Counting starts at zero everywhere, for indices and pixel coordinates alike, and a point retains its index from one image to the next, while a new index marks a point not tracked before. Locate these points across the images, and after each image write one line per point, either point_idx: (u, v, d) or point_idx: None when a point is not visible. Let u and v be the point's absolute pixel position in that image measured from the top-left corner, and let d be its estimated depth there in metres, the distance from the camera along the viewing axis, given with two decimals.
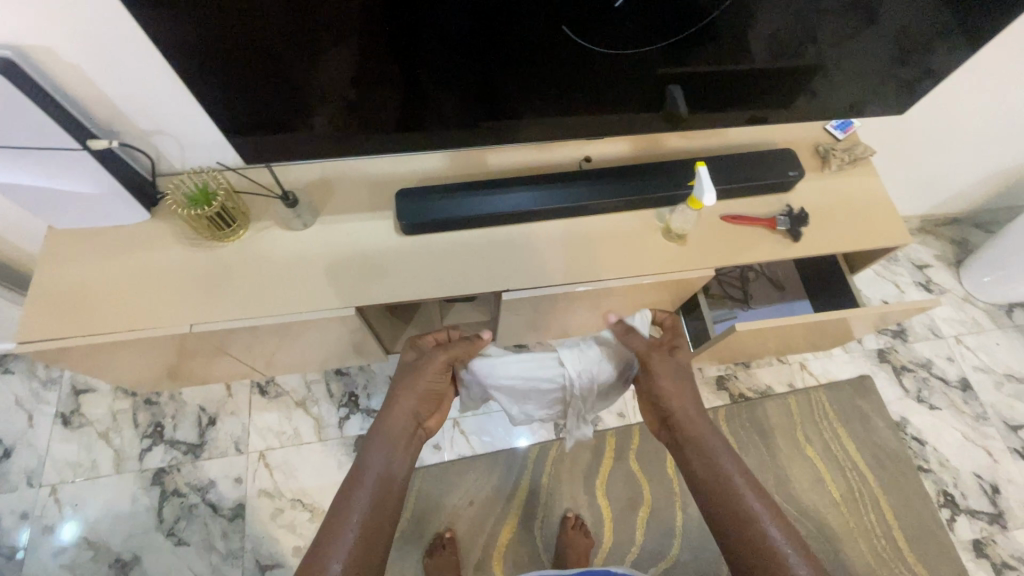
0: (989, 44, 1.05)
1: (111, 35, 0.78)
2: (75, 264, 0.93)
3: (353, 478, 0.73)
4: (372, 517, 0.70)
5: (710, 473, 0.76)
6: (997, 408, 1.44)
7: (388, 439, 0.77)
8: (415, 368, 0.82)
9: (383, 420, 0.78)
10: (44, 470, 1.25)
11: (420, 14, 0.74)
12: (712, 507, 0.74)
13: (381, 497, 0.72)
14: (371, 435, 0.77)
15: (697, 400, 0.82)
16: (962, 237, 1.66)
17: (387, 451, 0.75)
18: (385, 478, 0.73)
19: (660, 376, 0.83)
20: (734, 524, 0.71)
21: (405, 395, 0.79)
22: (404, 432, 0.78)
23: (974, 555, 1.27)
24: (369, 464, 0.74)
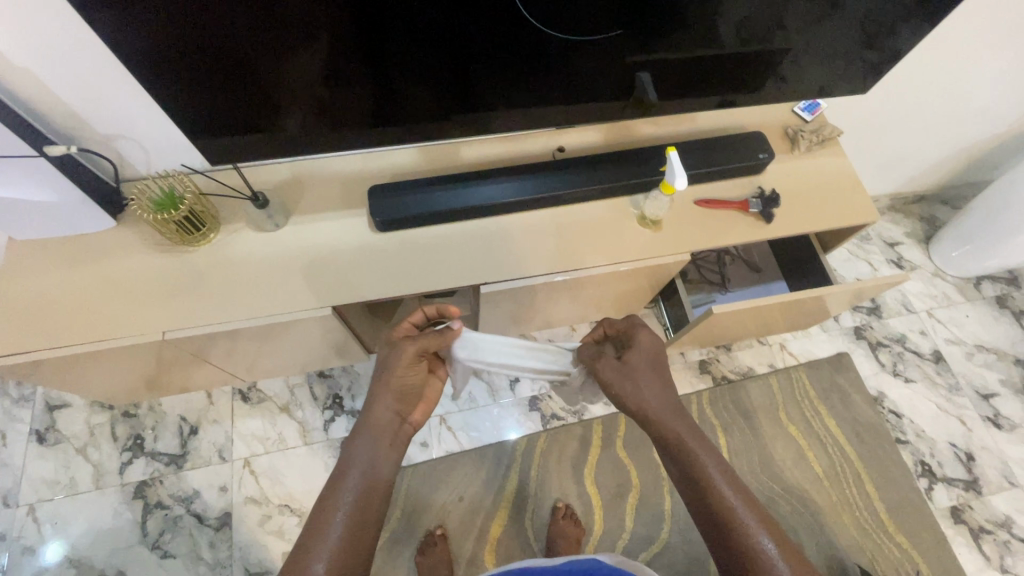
0: (947, 21, 1.07)
1: (65, 37, 0.76)
2: (40, 276, 0.91)
3: (338, 477, 0.70)
4: (358, 517, 0.67)
5: (686, 471, 0.72)
6: (968, 378, 1.48)
7: (372, 435, 0.74)
8: (387, 360, 0.78)
9: (365, 415, 0.76)
10: (20, 489, 1.21)
11: (388, 10, 0.73)
12: (693, 504, 0.71)
13: (365, 495, 0.69)
14: (354, 432, 0.75)
15: (664, 393, 0.77)
16: (930, 214, 1.70)
17: (371, 447, 0.73)
18: (371, 474, 0.71)
19: (618, 385, 0.78)
20: (714, 523, 0.68)
21: (383, 388, 0.77)
22: (388, 427, 0.75)
23: (952, 521, 1.31)
24: (353, 460, 0.71)
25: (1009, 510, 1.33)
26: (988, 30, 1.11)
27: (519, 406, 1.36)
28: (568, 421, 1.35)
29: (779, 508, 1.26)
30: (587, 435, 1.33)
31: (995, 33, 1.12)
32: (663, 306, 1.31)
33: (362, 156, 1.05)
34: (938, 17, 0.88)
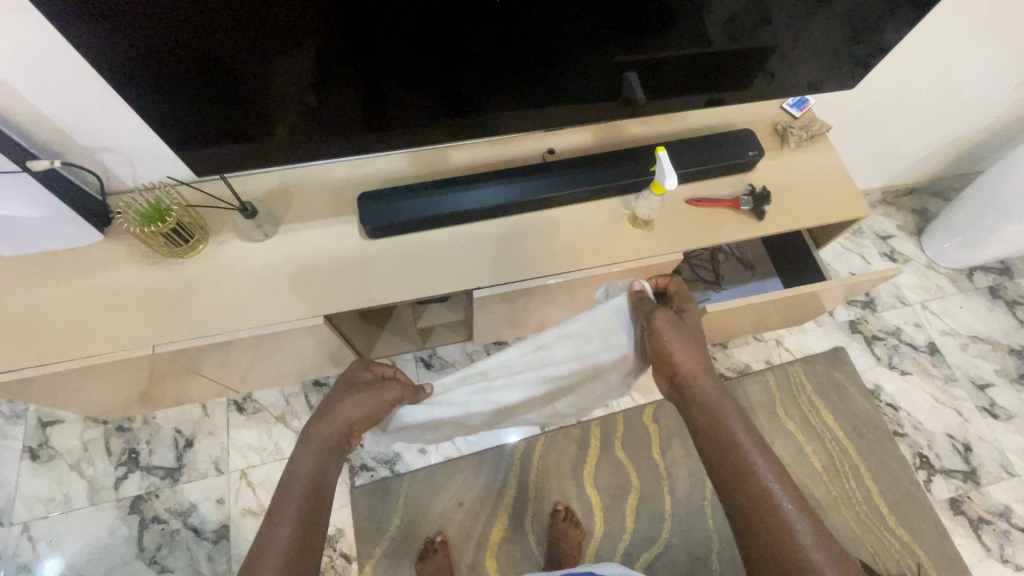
0: (931, 14, 1.07)
1: (45, 50, 0.75)
2: (27, 291, 0.90)
3: (287, 487, 0.72)
4: (308, 516, 0.70)
5: (714, 425, 0.76)
6: (963, 369, 1.48)
7: (324, 446, 0.77)
8: (372, 389, 0.84)
9: (320, 426, 0.79)
10: (14, 508, 1.20)
11: (373, 16, 0.73)
12: (709, 452, 0.75)
13: (314, 496, 0.72)
14: (306, 442, 0.78)
15: (702, 355, 0.83)
16: (920, 205, 1.71)
17: (322, 457, 0.76)
18: (319, 482, 0.74)
19: (670, 337, 0.82)
20: (732, 474, 0.71)
21: (351, 408, 0.81)
22: (338, 441, 0.79)
23: (952, 512, 1.31)
24: (305, 465, 0.75)
25: (1009, 499, 1.33)
26: (972, 22, 1.12)
27: None
28: (566, 423, 1.34)
29: None
30: (585, 436, 1.32)
31: (979, 26, 1.13)
32: None
33: (351, 163, 1.04)
34: (924, 10, 0.89)
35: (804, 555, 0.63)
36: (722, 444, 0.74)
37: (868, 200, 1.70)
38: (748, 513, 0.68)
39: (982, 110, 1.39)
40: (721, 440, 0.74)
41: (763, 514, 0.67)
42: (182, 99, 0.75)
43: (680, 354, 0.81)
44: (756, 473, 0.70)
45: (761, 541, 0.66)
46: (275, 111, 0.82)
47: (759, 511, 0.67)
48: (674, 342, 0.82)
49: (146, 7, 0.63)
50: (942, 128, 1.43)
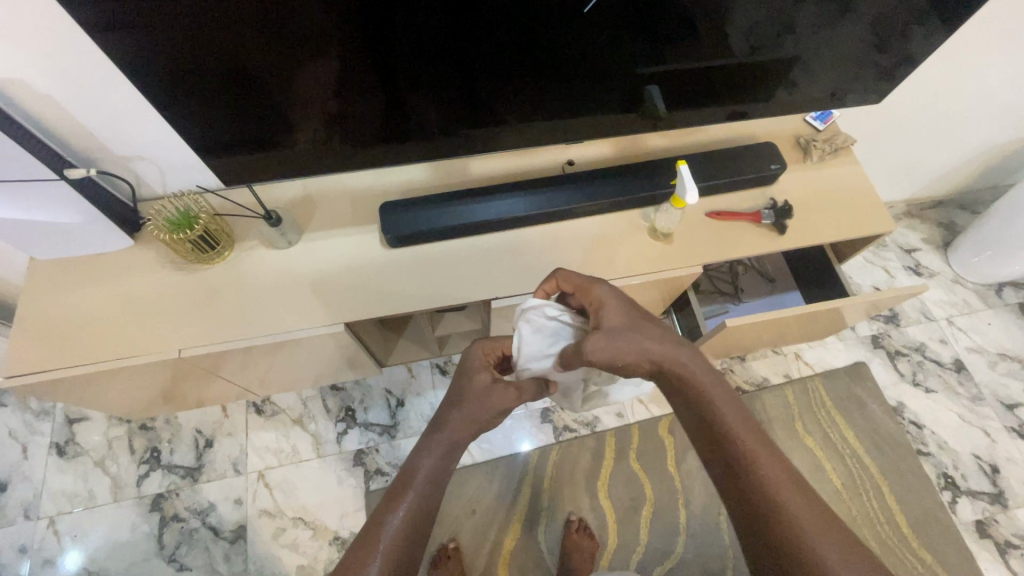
0: (960, 25, 1.05)
1: (85, 62, 0.78)
2: (60, 294, 0.93)
3: (406, 476, 0.69)
4: (418, 522, 0.66)
5: (704, 422, 0.69)
6: (991, 387, 1.44)
7: (445, 449, 0.71)
8: (487, 395, 0.74)
9: (445, 428, 0.72)
10: (40, 502, 1.23)
11: (395, 28, 0.74)
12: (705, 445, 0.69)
13: (428, 500, 0.68)
14: (430, 438, 0.72)
15: (671, 344, 0.70)
16: (947, 219, 1.68)
17: (444, 458, 0.71)
18: (435, 481, 0.69)
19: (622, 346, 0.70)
20: (729, 470, 0.66)
21: (468, 416, 0.72)
22: (463, 440, 0.72)
23: (977, 535, 1.27)
24: (426, 464, 0.69)
25: None
26: (1004, 33, 1.09)
27: (532, 418, 1.36)
28: (581, 433, 1.34)
29: None
30: (599, 447, 1.32)
31: (1010, 38, 1.11)
32: (675, 317, 1.30)
33: (372, 172, 1.06)
34: (951, 19, 0.87)
35: (815, 557, 0.58)
36: (719, 441, 0.67)
37: (892, 213, 1.67)
38: (750, 516, 0.63)
39: (1013, 122, 1.35)
40: (713, 438, 0.68)
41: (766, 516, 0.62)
42: (213, 107, 0.77)
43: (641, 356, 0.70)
44: (755, 469, 0.64)
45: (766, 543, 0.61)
46: (301, 122, 0.84)
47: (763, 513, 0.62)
48: (622, 353, 0.70)
49: (176, 15, 0.64)
50: (971, 140, 1.40)
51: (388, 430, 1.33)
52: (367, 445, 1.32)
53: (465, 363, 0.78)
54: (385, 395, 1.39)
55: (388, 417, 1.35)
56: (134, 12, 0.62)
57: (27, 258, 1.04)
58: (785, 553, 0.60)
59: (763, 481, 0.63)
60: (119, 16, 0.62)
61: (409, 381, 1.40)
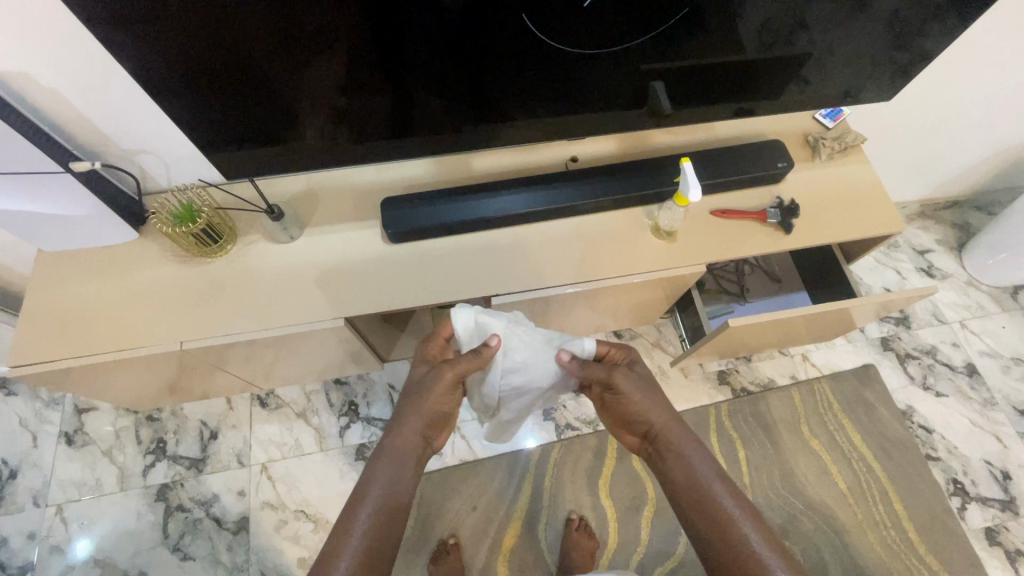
0: (977, 21, 1.03)
1: (89, 57, 0.78)
2: (68, 285, 0.94)
3: (362, 493, 0.74)
4: (382, 526, 0.72)
5: (689, 479, 0.76)
6: (1004, 392, 1.42)
7: (398, 455, 0.77)
8: (423, 381, 0.80)
9: (393, 437, 0.79)
10: (49, 491, 1.25)
11: (399, 23, 0.74)
12: (689, 503, 0.75)
13: (389, 507, 0.74)
14: (381, 450, 0.78)
15: (668, 409, 0.81)
16: (961, 219, 1.64)
17: (396, 467, 0.77)
18: (392, 494, 0.75)
19: (635, 396, 0.80)
20: (712, 524, 0.72)
21: (412, 418, 0.79)
22: (412, 447, 0.78)
23: (986, 543, 1.25)
24: (379, 478, 0.76)
25: None
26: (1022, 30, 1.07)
27: (533, 415, 1.35)
28: (583, 432, 1.33)
29: (801, 525, 1.23)
30: (601, 446, 1.31)
31: None
32: (680, 317, 1.30)
33: (375, 167, 1.06)
34: (969, 16, 0.85)
35: None
36: (701, 499, 0.74)
37: (905, 213, 1.64)
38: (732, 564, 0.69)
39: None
40: (698, 493, 0.75)
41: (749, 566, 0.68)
42: (216, 101, 0.77)
43: (649, 411, 0.80)
44: (732, 523, 0.72)
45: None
46: (302, 118, 0.84)
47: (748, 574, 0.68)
48: (638, 399, 0.80)
49: (182, 8, 0.64)
50: (985, 139, 1.37)
51: None
52: (369, 440, 1.33)
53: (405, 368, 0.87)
54: (388, 391, 1.39)
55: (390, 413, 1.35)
56: (137, 6, 0.62)
57: (34, 248, 1.05)
58: None
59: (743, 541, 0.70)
60: (124, 9, 0.62)
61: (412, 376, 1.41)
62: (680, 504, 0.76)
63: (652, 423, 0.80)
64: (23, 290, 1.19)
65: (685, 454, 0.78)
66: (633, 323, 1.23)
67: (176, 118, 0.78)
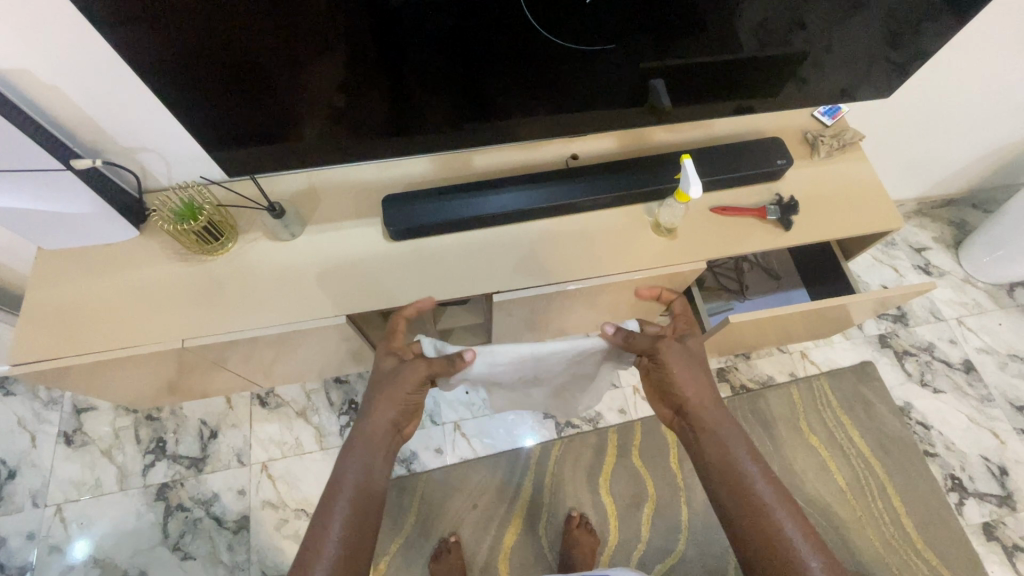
0: (973, 19, 1.04)
1: (88, 55, 0.78)
2: (67, 283, 0.94)
3: (335, 487, 0.72)
4: (357, 520, 0.70)
5: (724, 459, 0.74)
6: (1001, 389, 1.43)
7: (367, 444, 0.75)
8: (394, 375, 0.78)
9: (360, 426, 0.76)
10: (48, 491, 1.25)
11: (400, 20, 0.74)
12: (721, 484, 0.73)
13: (364, 497, 0.71)
14: (351, 442, 0.76)
15: (707, 385, 0.80)
16: (957, 218, 1.65)
17: (367, 457, 0.74)
18: (365, 485, 0.72)
19: (678, 369, 0.79)
20: (745, 505, 0.70)
21: (383, 408, 0.77)
22: (383, 436, 0.76)
23: (984, 538, 1.26)
24: (350, 470, 0.73)
25: None
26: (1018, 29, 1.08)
27: (534, 413, 1.36)
28: (583, 429, 1.34)
29: None
30: (602, 443, 1.31)
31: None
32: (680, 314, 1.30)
33: (376, 165, 1.06)
34: (966, 15, 0.86)
35: None
36: (735, 481, 0.72)
37: (902, 211, 1.65)
38: (763, 548, 0.67)
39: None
40: (731, 474, 0.73)
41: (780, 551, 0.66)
42: (216, 98, 0.77)
43: (689, 387, 0.79)
44: (763, 504, 0.69)
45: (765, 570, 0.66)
46: (303, 115, 0.84)
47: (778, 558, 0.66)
48: (681, 372, 0.79)
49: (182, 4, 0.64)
50: (981, 137, 1.38)
51: None
52: None
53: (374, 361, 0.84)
54: None
55: None
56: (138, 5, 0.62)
57: (34, 247, 1.05)
58: None
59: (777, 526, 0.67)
60: (125, 8, 0.62)
61: None
62: (712, 483, 0.74)
63: (688, 396, 0.79)
64: (22, 289, 1.18)
65: (721, 433, 0.76)
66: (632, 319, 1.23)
67: (177, 115, 0.78)
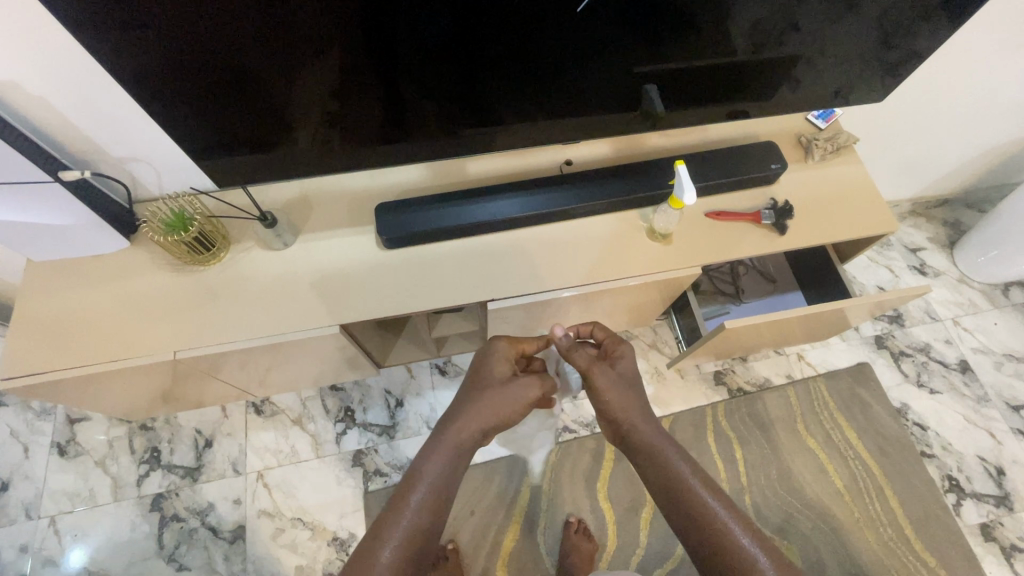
0: (968, 21, 1.04)
1: (76, 62, 0.77)
2: (56, 296, 0.93)
3: (410, 481, 0.70)
4: (428, 519, 0.68)
5: (662, 476, 0.73)
6: (997, 389, 1.43)
7: (455, 449, 0.73)
8: (502, 389, 0.78)
9: (451, 428, 0.74)
10: (41, 502, 1.24)
11: (394, 27, 0.73)
12: (666, 500, 0.72)
13: (435, 503, 0.69)
14: (437, 441, 0.73)
15: (642, 407, 0.78)
16: (951, 218, 1.66)
17: (451, 460, 0.72)
18: (443, 486, 0.70)
19: (608, 391, 0.79)
20: (692, 519, 0.69)
21: (478, 413, 0.75)
22: (470, 442, 0.74)
23: (981, 539, 1.26)
24: (428, 469, 0.71)
25: None
26: (1010, 31, 1.08)
27: None
28: (580, 434, 1.33)
29: (799, 523, 1.23)
30: (599, 448, 1.31)
31: (1018, 35, 1.09)
32: (676, 319, 1.30)
33: (369, 172, 1.05)
34: (960, 17, 0.86)
35: None
36: (677, 496, 0.71)
37: (898, 211, 1.65)
38: (712, 556, 0.67)
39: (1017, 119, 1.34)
40: (672, 488, 0.72)
41: (729, 558, 0.66)
42: (208, 104, 0.76)
43: (621, 408, 0.78)
44: (718, 523, 0.68)
45: None
46: (295, 122, 0.83)
47: (728, 563, 0.66)
48: (611, 392, 0.79)
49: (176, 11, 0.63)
50: (975, 138, 1.38)
51: (387, 431, 1.33)
52: (366, 446, 1.32)
53: (486, 356, 0.83)
54: (384, 396, 1.39)
55: (388, 418, 1.35)
56: (130, 12, 0.62)
57: (22, 258, 1.04)
58: None
59: (722, 533, 0.67)
60: (119, 15, 0.62)
61: (409, 381, 1.40)
62: (659, 499, 0.73)
63: (626, 417, 0.78)
64: (10, 299, 1.17)
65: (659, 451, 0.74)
66: (629, 323, 1.22)
67: (169, 124, 0.77)
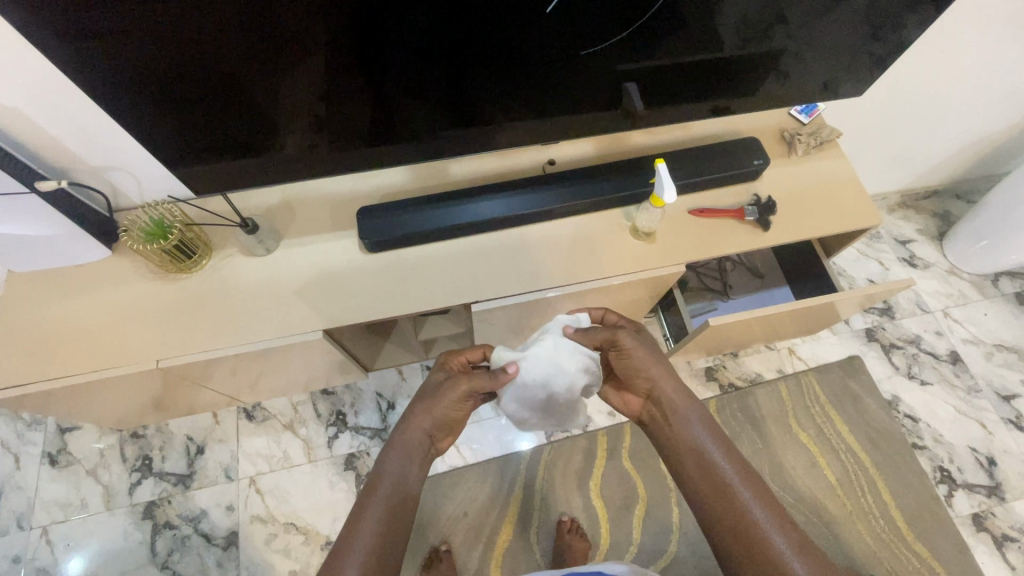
0: (941, 15, 1.03)
1: (49, 72, 0.76)
2: (39, 306, 0.92)
3: (372, 487, 0.72)
4: (391, 521, 0.69)
5: (688, 444, 0.75)
6: (988, 379, 1.43)
7: (403, 451, 0.74)
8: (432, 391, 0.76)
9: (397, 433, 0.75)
10: (33, 513, 1.23)
11: (382, 27, 0.73)
12: (689, 469, 0.73)
13: (399, 505, 0.70)
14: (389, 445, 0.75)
15: (673, 375, 0.78)
16: (941, 209, 1.66)
17: (402, 461, 0.73)
18: (403, 489, 0.72)
19: (637, 356, 0.78)
20: (712, 488, 0.70)
21: (418, 417, 0.75)
22: (417, 443, 0.75)
23: (974, 529, 1.26)
24: (386, 473, 0.73)
25: None
26: (996, 21, 1.08)
27: None
28: (573, 432, 1.34)
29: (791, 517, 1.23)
30: (591, 447, 1.31)
31: (1003, 24, 1.09)
32: (664, 317, 1.30)
33: (353, 176, 1.05)
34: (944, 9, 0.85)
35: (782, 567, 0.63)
36: (702, 465, 0.73)
37: (887, 203, 1.65)
38: (729, 527, 0.68)
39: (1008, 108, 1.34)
40: (697, 457, 0.73)
41: (746, 529, 0.67)
42: (193, 109, 0.76)
43: (651, 372, 0.77)
44: (737, 496, 0.69)
45: (732, 548, 0.67)
46: (280, 126, 0.83)
47: (745, 534, 0.66)
48: (641, 356, 0.78)
49: (157, 15, 0.62)
50: (965, 128, 1.38)
51: (378, 434, 1.33)
52: (358, 449, 1.32)
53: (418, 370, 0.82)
54: (376, 399, 1.39)
55: (379, 421, 1.34)
56: (110, 18, 0.61)
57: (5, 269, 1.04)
58: (757, 558, 0.65)
59: (740, 505, 0.68)
60: (102, 21, 0.61)
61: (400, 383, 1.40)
62: (682, 466, 0.74)
63: (658, 383, 0.78)
64: None
65: (686, 419, 0.76)
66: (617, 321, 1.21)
67: (156, 130, 0.76)
